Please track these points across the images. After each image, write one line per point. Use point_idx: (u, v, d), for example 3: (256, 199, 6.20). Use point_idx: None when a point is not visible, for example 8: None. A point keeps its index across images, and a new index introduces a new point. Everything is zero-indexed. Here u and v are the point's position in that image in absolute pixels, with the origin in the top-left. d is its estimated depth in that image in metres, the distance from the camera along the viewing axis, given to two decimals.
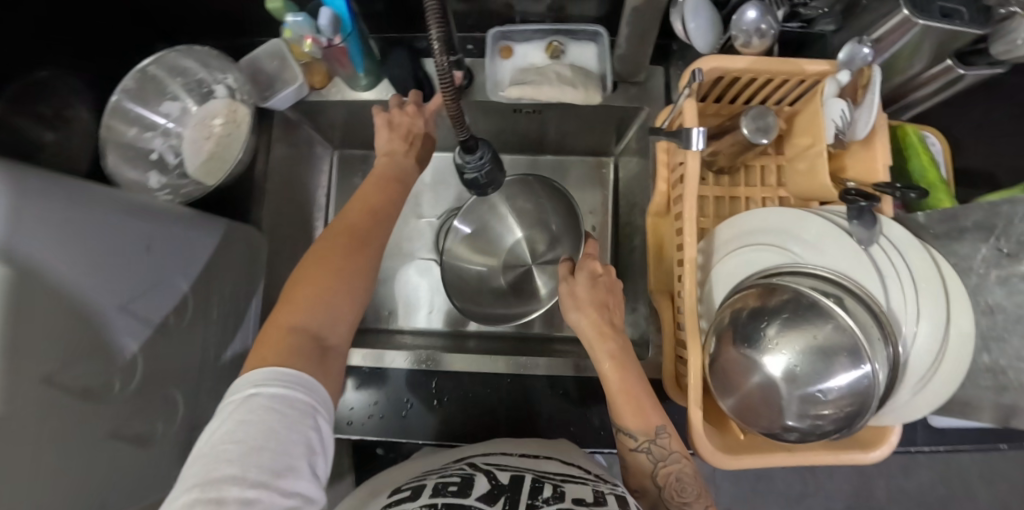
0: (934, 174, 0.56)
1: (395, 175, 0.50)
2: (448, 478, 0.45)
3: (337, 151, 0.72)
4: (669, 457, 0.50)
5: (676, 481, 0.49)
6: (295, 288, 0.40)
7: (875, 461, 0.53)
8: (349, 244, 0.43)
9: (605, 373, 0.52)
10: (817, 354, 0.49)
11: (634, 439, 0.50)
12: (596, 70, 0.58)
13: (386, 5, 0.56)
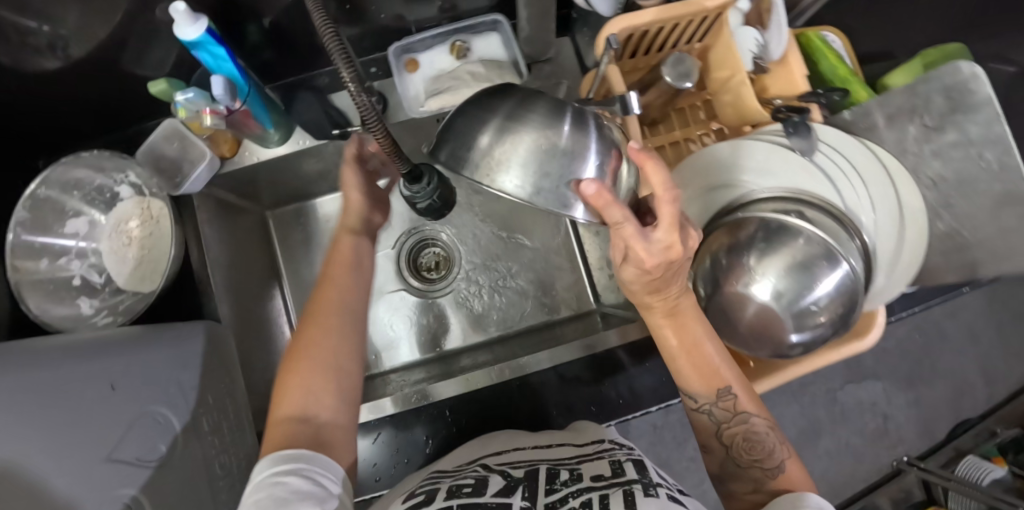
0: (845, 69, 0.59)
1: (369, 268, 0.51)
2: (462, 482, 0.46)
3: (269, 213, 0.76)
4: (734, 418, 0.46)
5: (745, 441, 0.46)
6: (285, 382, 0.42)
7: (870, 347, 0.50)
8: (321, 325, 0.45)
9: (663, 335, 0.46)
10: (797, 270, 0.44)
11: (695, 401, 0.47)
12: (506, 58, 0.62)
13: (274, 51, 0.60)
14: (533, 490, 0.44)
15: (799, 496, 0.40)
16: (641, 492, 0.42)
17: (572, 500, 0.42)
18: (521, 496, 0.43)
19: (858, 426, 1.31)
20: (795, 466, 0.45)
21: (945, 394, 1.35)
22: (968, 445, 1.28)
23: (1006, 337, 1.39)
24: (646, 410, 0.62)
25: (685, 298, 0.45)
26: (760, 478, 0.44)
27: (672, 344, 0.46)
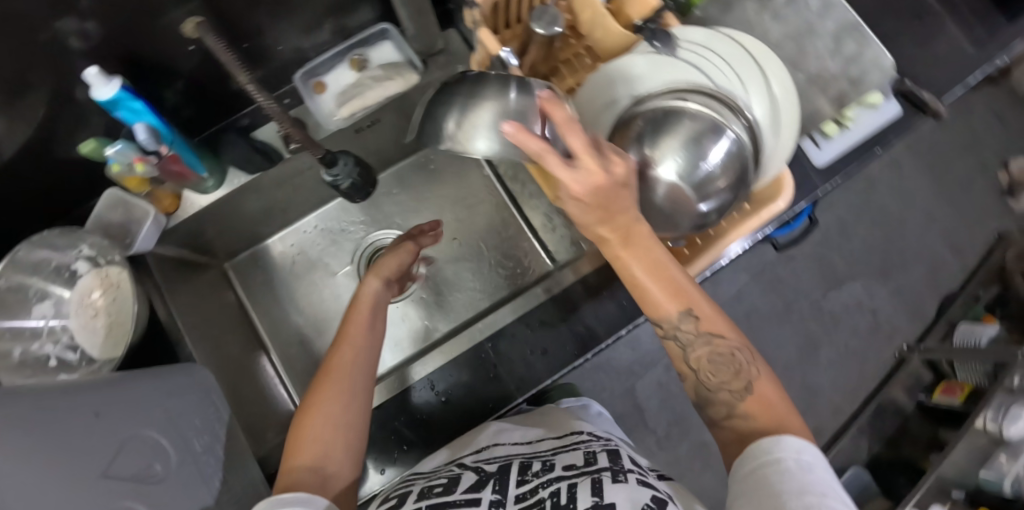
0: None
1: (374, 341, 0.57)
2: (435, 482, 0.50)
3: (228, 264, 0.79)
4: (698, 340, 0.47)
5: (710, 362, 0.47)
6: (296, 441, 0.45)
7: (785, 207, 0.55)
8: (326, 384, 0.49)
9: (622, 267, 0.47)
10: (689, 145, 0.48)
11: (661, 328, 0.48)
12: (401, 58, 0.68)
13: (193, 108, 0.65)
14: (503, 483, 0.49)
15: (774, 440, 0.40)
16: (609, 479, 0.44)
17: (542, 491, 0.45)
18: (492, 490, 0.47)
19: (852, 326, 1.34)
20: (765, 385, 0.45)
21: (922, 273, 1.39)
22: (956, 315, 1.32)
23: (959, 206, 1.45)
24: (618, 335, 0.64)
25: (638, 220, 0.45)
26: (730, 401, 0.45)
27: (635, 271, 0.47)
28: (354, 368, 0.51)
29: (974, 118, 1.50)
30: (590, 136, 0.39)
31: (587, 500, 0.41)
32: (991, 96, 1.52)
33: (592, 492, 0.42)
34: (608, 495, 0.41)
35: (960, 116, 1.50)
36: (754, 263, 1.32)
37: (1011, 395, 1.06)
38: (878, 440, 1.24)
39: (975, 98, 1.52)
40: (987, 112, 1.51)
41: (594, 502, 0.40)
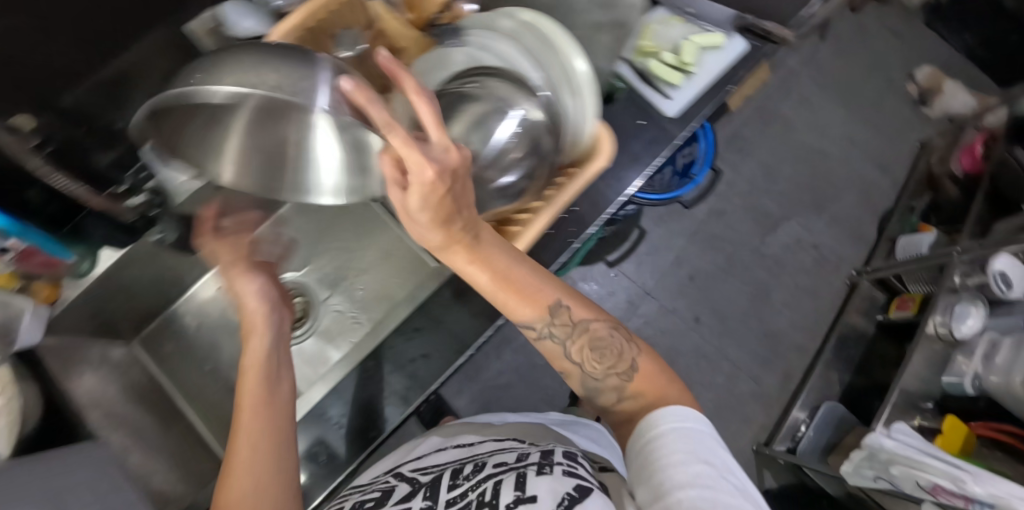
0: None
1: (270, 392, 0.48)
2: (368, 497, 0.55)
3: (134, 341, 0.81)
4: (580, 326, 0.45)
5: (596, 347, 0.44)
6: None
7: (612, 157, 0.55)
8: (229, 478, 0.39)
9: (472, 276, 0.44)
10: (476, 127, 0.51)
11: (534, 329, 0.44)
12: None
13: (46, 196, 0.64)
14: (436, 490, 0.52)
15: (656, 412, 0.40)
16: (534, 471, 0.47)
17: (472, 492, 0.48)
18: (421, 499, 0.52)
19: (797, 264, 1.35)
20: (647, 358, 0.44)
21: (855, 197, 1.41)
22: (895, 230, 1.33)
23: (876, 125, 1.47)
24: (496, 326, 0.66)
25: (464, 217, 0.41)
26: (620, 384, 0.43)
27: (483, 282, 0.44)
28: (245, 432, 0.42)
29: (872, 38, 1.53)
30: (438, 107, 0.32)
31: (511, 494, 0.44)
32: (884, 12, 1.55)
33: (515, 486, 0.45)
34: (530, 487, 0.44)
35: (859, 39, 1.52)
36: (687, 225, 1.33)
37: (955, 297, 1.07)
38: (846, 369, 1.23)
39: (869, 18, 1.54)
40: (884, 29, 1.54)
41: (517, 495, 0.43)
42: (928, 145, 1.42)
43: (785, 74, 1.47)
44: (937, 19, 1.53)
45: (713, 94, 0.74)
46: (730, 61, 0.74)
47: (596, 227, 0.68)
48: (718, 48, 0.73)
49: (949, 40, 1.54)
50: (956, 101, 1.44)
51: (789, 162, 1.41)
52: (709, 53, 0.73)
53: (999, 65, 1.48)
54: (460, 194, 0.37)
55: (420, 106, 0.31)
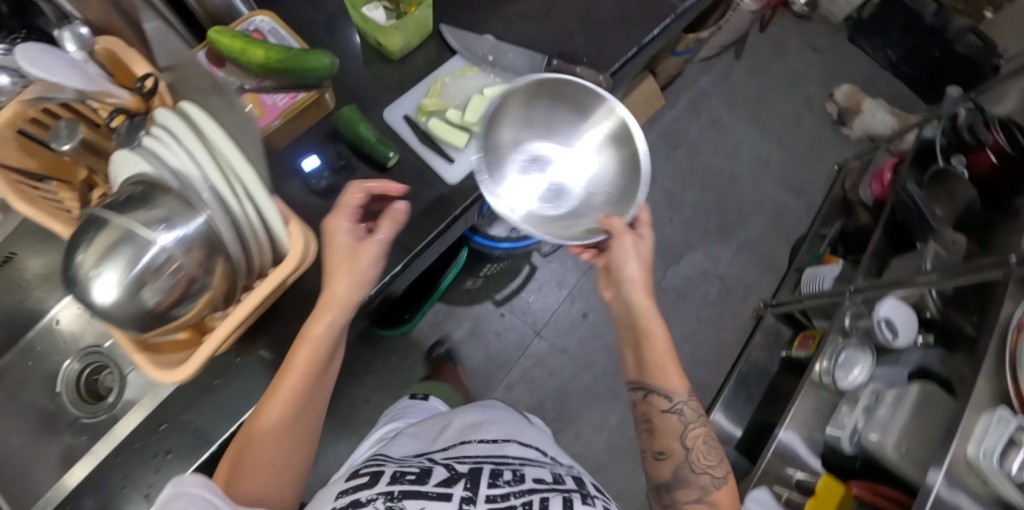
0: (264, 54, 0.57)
1: (328, 285, 0.49)
2: (407, 468, 0.52)
3: None
4: (696, 420, 0.57)
5: (703, 443, 0.56)
6: (233, 475, 0.45)
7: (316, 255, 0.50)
8: (274, 396, 0.48)
9: (645, 321, 0.57)
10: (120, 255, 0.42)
11: (667, 401, 0.57)
12: None
13: None
14: (475, 481, 0.50)
15: None
16: (578, 499, 0.51)
17: (515, 498, 0.48)
18: (462, 487, 0.49)
19: (701, 297, 1.28)
20: (725, 494, 0.56)
21: (766, 225, 1.34)
22: (803, 261, 1.26)
23: (792, 147, 1.40)
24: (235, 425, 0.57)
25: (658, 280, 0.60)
26: (707, 486, 0.55)
27: (657, 330, 0.57)
28: (294, 402, 0.48)
29: (791, 55, 1.45)
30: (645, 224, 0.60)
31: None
32: (803, 28, 1.47)
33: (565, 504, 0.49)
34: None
35: (774, 57, 1.45)
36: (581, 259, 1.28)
37: (843, 341, 0.97)
38: (744, 411, 1.17)
39: (787, 34, 1.47)
40: (803, 45, 1.46)
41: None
42: (844, 168, 1.35)
43: (695, 95, 1.40)
44: (859, 33, 1.45)
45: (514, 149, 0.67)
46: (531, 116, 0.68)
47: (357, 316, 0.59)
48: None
49: (873, 56, 1.46)
50: (877, 120, 1.36)
51: (694, 189, 1.35)
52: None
53: (922, 82, 1.40)
54: (648, 259, 0.59)
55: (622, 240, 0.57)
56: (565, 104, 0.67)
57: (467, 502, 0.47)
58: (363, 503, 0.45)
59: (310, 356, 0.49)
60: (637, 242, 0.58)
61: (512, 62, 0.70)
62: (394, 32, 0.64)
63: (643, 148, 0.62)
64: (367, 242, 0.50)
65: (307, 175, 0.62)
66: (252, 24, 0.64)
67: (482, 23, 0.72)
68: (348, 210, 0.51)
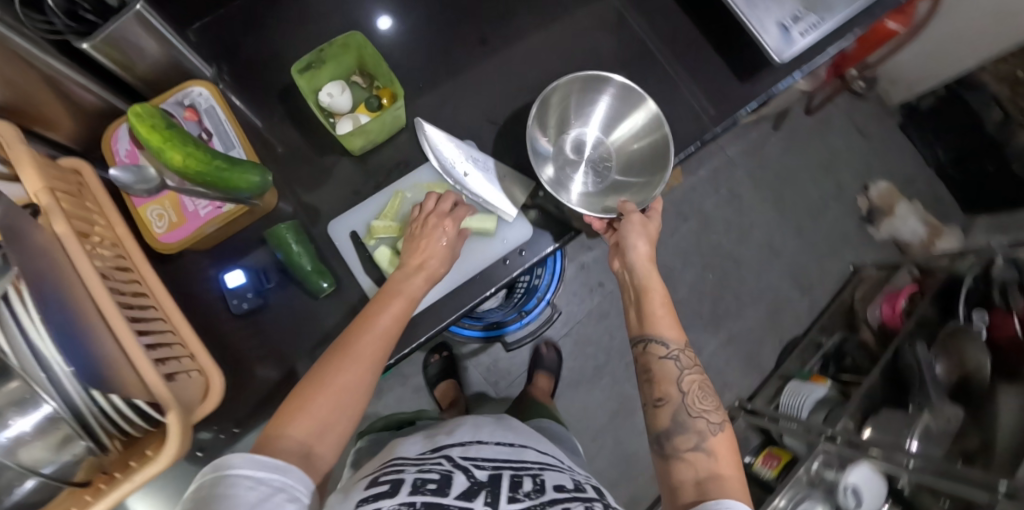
0: (191, 160, 0.47)
1: (423, 262, 0.52)
2: (427, 476, 0.48)
3: None
4: (692, 367, 0.53)
5: (699, 389, 0.53)
6: (294, 405, 0.41)
7: (221, 392, 0.52)
8: (339, 365, 0.44)
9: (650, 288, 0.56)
10: None
11: (664, 347, 0.53)
12: None
13: None
14: (496, 495, 0.46)
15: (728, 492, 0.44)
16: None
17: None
18: (483, 501, 0.45)
19: None
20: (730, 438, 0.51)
21: (760, 319, 1.25)
22: (790, 369, 1.17)
23: (810, 238, 1.28)
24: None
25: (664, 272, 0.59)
26: (705, 431, 0.50)
27: (655, 294, 0.56)
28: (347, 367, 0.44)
29: (834, 134, 1.31)
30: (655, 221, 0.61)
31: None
32: (854, 105, 1.31)
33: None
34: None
35: (814, 133, 1.31)
36: (559, 322, 1.21)
37: (807, 488, 0.89)
38: None
39: (835, 109, 1.31)
40: (849, 125, 1.31)
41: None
42: (859, 273, 1.24)
43: (719, 163, 1.29)
44: (914, 125, 1.29)
45: (468, 294, 0.60)
46: (496, 258, 0.61)
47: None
48: (482, 242, 0.61)
49: (920, 151, 1.31)
50: (906, 227, 1.25)
51: (691, 264, 1.25)
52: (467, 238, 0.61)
53: (968, 191, 1.27)
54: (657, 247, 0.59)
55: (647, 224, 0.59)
56: (586, 108, 0.67)
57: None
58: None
59: (402, 311, 0.49)
60: (645, 229, 0.59)
61: (485, 184, 0.61)
62: (358, 136, 0.56)
63: (672, 136, 0.61)
64: (461, 254, 0.55)
65: (227, 293, 0.55)
66: (187, 96, 0.54)
67: (472, 123, 0.65)
68: (449, 211, 0.55)
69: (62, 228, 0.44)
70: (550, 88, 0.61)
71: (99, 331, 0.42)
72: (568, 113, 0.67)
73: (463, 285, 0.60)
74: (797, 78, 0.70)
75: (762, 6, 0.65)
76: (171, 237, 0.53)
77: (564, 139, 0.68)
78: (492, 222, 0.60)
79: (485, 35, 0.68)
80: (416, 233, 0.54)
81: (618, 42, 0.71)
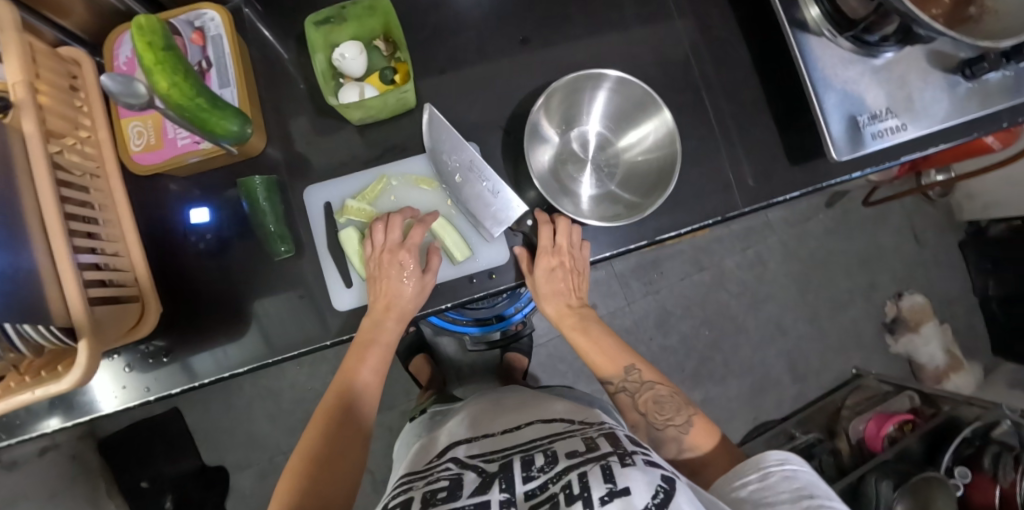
0: (175, 90, 0.45)
1: (391, 300, 0.55)
2: (436, 485, 0.48)
3: None
4: (643, 386, 0.57)
5: (655, 402, 0.55)
6: (301, 477, 0.47)
7: (153, 319, 0.54)
8: (346, 375, 0.56)
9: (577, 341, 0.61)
10: None
11: (612, 385, 0.59)
12: None
13: None
14: (510, 481, 0.46)
15: (760, 456, 0.44)
16: (618, 463, 0.44)
17: (553, 487, 0.43)
18: (498, 490, 0.45)
19: None
20: (699, 421, 0.53)
21: (742, 393, 1.19)
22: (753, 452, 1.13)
23: (822, 329, 1.21)
24: (43, 432, 0.57)
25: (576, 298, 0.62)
26: (676, 436, 0.53)
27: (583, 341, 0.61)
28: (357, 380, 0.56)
29: (884, 231, 1.22)
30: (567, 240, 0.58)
31: (602, 487, 0.40)
32: (916, 209, 1.22)
33: (604, 479, 0.41)
34: (622, 481, 0.41)
35: (866, 224, 1.22)
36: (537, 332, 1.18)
37: None
38: None
39: (895, 206, 1.22)
40: (905, 227, 1.22)
41: (609, 488, 0.40)
42: (860, 380, 1.17)
43: (756, 224, 1.21)
44: (973, 245, 1.20)
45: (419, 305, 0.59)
46: (461, 277, 0.59)
47: (185, 389, 0.57)
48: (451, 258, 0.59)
49: (971, 277, 1.22)
50: (926, 349, 1.17)
51: (692, 316, 1.20)
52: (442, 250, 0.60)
53: (1005, 334, 1.18)
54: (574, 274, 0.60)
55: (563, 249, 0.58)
56: (596, 105, 0.60)
57: (506, 505, 0.43)
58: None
59: (380, 360, 0.57)
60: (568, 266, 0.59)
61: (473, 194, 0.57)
62: (354, 109, 0.53)
63: (677, 165, 0.54)
64: (431, 272, 0.57)
65: (190, 228, 0.59)
66: (198, 18, 0.54)
67: (485, 123, 0.61)
68: (411, 244, 0.56)
69: (30, 126, 0.44)
70: (554, 84, 0.56)
71: (37, 254, 0.42)
72: (577, 109, 0.61)
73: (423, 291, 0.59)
74: (854, 179, 0.64)
75: (841, 93, 0.60)
76: (146, 157, 0.55)
77: (568, 134, 0.62)
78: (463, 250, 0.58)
79: (528, 35, 0.63)
80: (379, 272, 0.55)
81: (670, 83, 0.65)
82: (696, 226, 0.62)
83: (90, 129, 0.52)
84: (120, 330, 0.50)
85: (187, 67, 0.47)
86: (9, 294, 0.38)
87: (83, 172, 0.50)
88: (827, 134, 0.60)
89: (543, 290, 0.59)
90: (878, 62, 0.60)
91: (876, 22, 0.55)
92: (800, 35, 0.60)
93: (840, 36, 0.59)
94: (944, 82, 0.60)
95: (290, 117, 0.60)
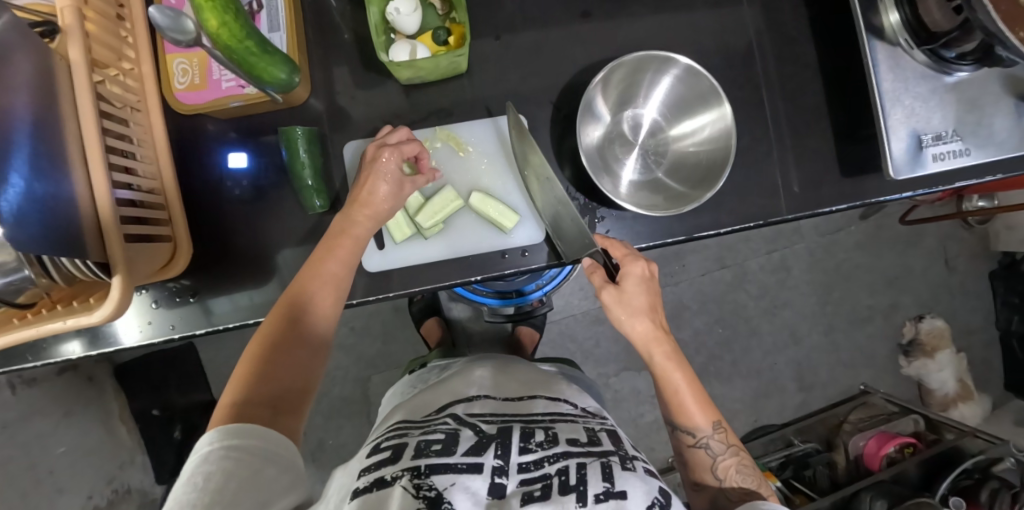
0: (227, 34, 0.43)
1: (366, 198, 0.52)
2: (432, 437, 0.47)
3: None
4: (727, 451, 0.50)
5: (737, 473, 0.49)
6: (258, 365, 0.46)
7: (181, 267, 0.54)
8: (319, 261, 0.50)
9: (660, 376, 0.51)
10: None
11: (692, 436, 0.51)
12: None
13: None
14: (505, 448, 0.45)
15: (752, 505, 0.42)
16: (618, 466, 0.44)
17: (549, 467, 0.43)
18: (493, 455, 0.44)
19: (633, 415, 1.20)
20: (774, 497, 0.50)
21: (746, 395, 1.19)
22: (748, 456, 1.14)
23: (835, 342, 1.20)
24: (66, 358, 0.59)
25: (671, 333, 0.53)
26: None
27: (677, 379, 0.51)
28: (327, 270, 0.50)
29: (916, 252, 1.19)
30: (626, 246, 0.54)
31: (599, 484, 0.41)
32: (952, 232, 1.19)
33: (603, 477, 0.42)
34: (619, 484, 0.41)
35: (898, 242, 1.19)
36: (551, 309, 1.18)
37: None
38: None
39: (930, 227, 1.19)
40: (938, 251, 1.19)
41: (606, 488, 0.40)
42: (866, 397, 1.16)
43: (786, 228, 1.18)
44: (1004, 277, 1.17)
45: (448, 273, 0.58)
46: (494, 251, 0.59)
47: (207, 331, 0.58)
48: (485, 232, 0.58)
49: (996, 310, 1.19)
50: (937, 375, 1.14)
51: (708, 315, 1.18)
52: (477, 224, 0.59)
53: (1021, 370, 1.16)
54: (655, 304, 0.53)
55: (632, 262, 0.52)
56: (657, 91, 0.58)
57: (498, 474, 0.42)
58: (390, 483, 0.41)
59: (352, 253, 0.51)
60: (647, 280, 0.52)
61: (500, 176, 0.60)
62: (405, 68, 0.52)
63: (732, 161, 0.52)
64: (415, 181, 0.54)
65: (227, 173, 0.58)
66: None
67: (533, 99, 0.59)
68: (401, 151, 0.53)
69: (76, 52, 0.42)
70: (620, 60, 0.54)
71: (76, 182, 0.41)
72: (634, 91, 0.59)
73: (446, 256, 0.58)
74: (903, 198, 0.62)
75: (909, 109, 0.56)
76: (189, 96, 0.55)
77: (620, 117, 0.60)
78: (512, 220, 0.57)
79: (589, 8, 0.60)
80: (367, 166, 0.52)
81: (732, 78, 0.62)
82: (737, 228, 0.61)
83: (134, 62, 0.51)
84: (152, 268, 0.51)
85: (239, 5, 0.44)
86: (45, 219, 0.37)
87: (125, 105, 0.49)
88: (888, 151, 0.57)
89: (626, 304, 0.51)
90: (949, 81, 0.56)
91: (959, 38, 0.51)
92: (872, 42, 0.56)
93: (917, 48, 0.55)
94: (1016, 108, 0.56)
95: (334, 66, 0.58)
